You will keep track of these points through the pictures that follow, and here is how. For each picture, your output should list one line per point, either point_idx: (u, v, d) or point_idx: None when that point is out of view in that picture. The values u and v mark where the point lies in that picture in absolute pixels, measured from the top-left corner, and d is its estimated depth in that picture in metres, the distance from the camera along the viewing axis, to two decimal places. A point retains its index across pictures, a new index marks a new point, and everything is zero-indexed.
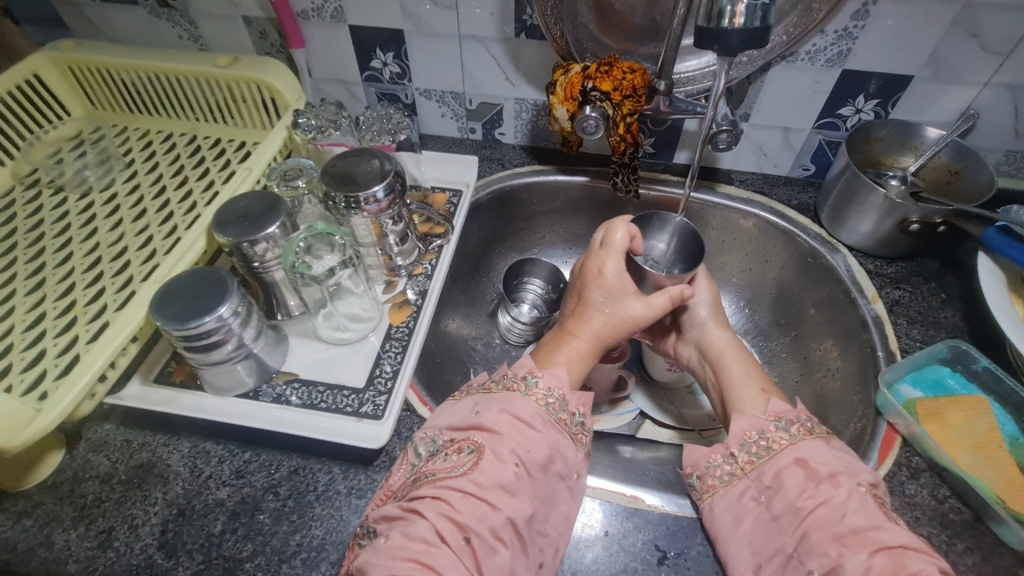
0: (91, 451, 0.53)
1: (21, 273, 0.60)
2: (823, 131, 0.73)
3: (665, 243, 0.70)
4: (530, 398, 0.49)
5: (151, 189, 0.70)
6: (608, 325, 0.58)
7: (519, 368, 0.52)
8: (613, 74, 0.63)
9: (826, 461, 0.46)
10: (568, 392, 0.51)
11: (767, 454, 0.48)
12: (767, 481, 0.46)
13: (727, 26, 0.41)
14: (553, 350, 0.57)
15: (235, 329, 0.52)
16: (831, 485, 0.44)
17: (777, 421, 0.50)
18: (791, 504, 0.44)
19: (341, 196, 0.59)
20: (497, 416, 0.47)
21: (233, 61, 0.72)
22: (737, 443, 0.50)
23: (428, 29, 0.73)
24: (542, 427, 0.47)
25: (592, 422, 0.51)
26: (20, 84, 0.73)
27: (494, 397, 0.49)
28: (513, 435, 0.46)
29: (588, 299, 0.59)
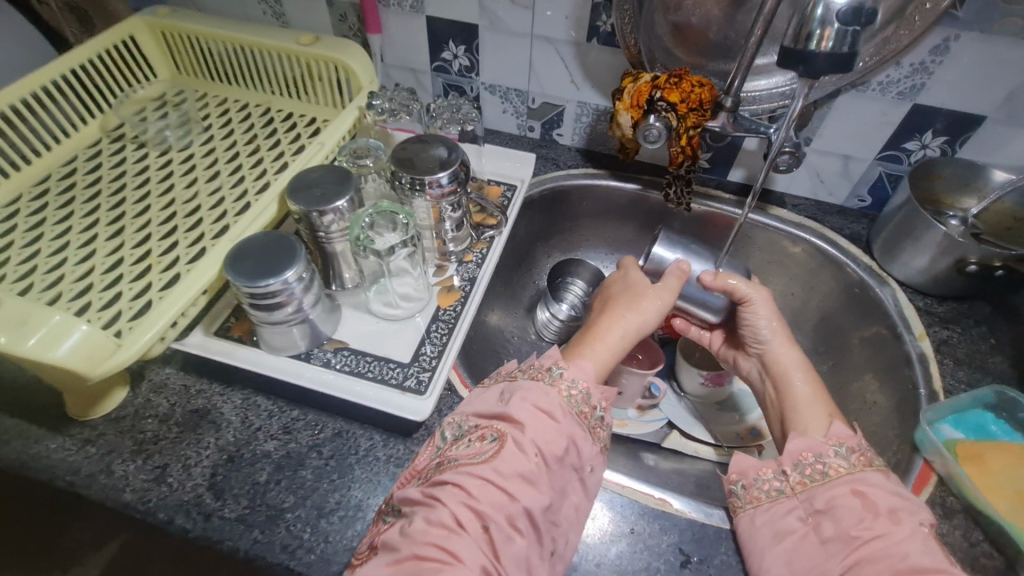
0: (152, 391, 0.57)
1: (104, 219, 0.64)
2: (884, 163, 0.73)
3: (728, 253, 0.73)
4: (553, 388, 0.50)
5: (225, 154, 0.73)
6: (642, 321, 0.60)
7: (547, 358, 0.53)
8: (682, 87, 0.64)
9: (884, 496, 0.46)
10: (591, 386, 0.52)
11: (822, 479, 0.49)
12: (818, 504, 0.48)
13: (814, 49, 0.42)
14: (585, 346, 0.57)
15: (296, 293, 0.55)
16: (890, 520, 0.45)
17: (838, 446, 0.50)
18: (843, 532, 0.45)
19: (408, 176, 0.62)
20: (521, 405, 0.48)
21: (315, 40, 0.75)
22: (791, 462, 0.50)
23: (502, 26, 0.75)
24: (564, 419, 0.48)
25: (611, 417, 0.52)
26: (117, 44, 0.78)
27: (516, 388, 0.50)
28: (536, 425, 0.47)
29: (615, 296, 0.63)
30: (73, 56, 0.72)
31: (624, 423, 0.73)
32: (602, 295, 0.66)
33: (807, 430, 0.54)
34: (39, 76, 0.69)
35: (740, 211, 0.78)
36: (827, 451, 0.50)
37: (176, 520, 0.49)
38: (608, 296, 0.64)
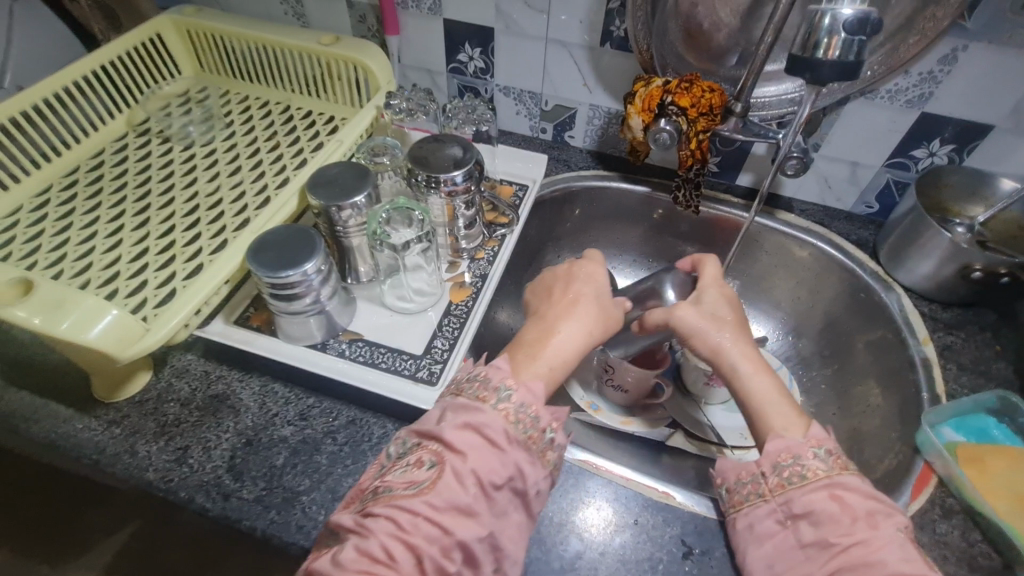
0: (174, 376, 0.59)
1: (130, 211, 0.67)
2: (892, 171, 0.74)
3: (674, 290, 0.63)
4: (498, 412, 0.44)
5: (246, 149, 0.76)
6: (590, 322, 0.55)
7: (493, 376, 0.47)
8: (693, 91, 0.66)
9: (861, 498, 0.43)
10: (541, 407, 0.46)
11: (800, 481, 0.45)
12: (792, 510, 0.45)
13: (821, 57, 0.43)
14: (532, 357, 0.50)
15: (314, 285, 0.57)
16: (868, 525, 0.42)
17: (817, 448, 0.47)
18: (822, 538, 0.42)
19: (424, 174, 0.64)
20: (460, 432, 0.43)
21: (336, 40, 0.77)
22: (771, 464, 0.47)
23: (517, 29, 0.77)
24: (510, 446, 0.43)
25: (566, 439, 0.47)
26: (144, 42, 0.80)
27: (454, 407, 0.45)
28: (478, 452, 0.42)
29: (565, 294, 0.57)
30: (103, 54, 0.75)
31: (630, 421, 0.74)
32: (544, 290, 0.59)
33: (786, 432, 0.49)
34: (71, 72, 0.71)
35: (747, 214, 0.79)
36: (807, 454, 0.46)
37: (197, 499, 0.51)
38: (551, 291, 0.58)
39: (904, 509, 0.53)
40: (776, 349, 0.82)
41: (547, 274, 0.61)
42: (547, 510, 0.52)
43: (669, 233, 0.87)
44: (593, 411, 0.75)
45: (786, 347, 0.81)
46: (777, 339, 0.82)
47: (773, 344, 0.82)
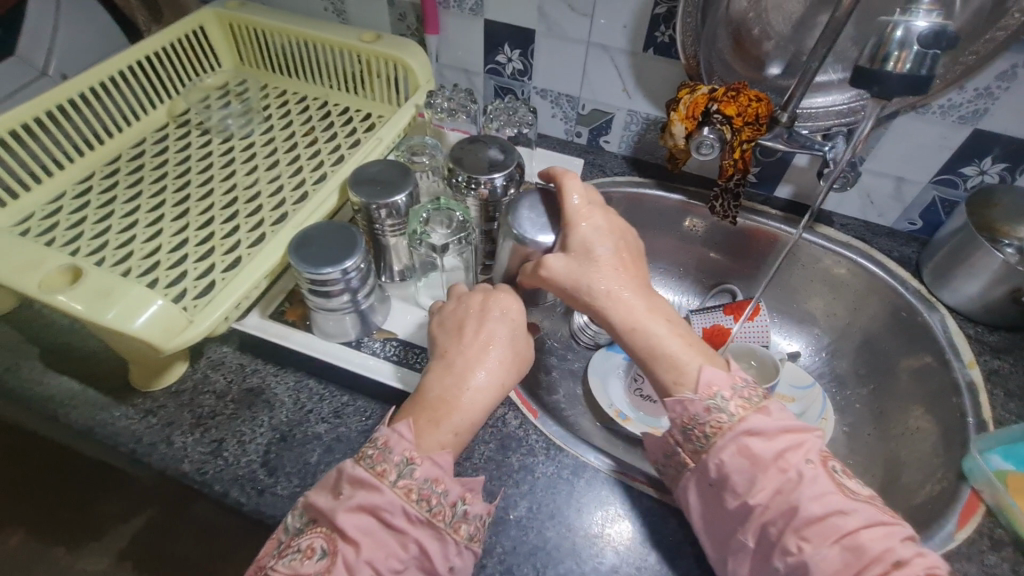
0: (210, 368, 0.59)
1: (170, 201, 0.67)
2: (939, 188, 0.72)
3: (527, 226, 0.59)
4: (397, 492, 0.44)
5: (284, 144, 0.76)
6: (502, 368, 0.52)
7: (394, 446, 0.46)
8: (739, 100, 0.65)
9: (770, 439, 0.46)
10: (448, 481, 0.46)
11: (707, 442, 0.47)
12: (712, 474, 0.46)
13: (890, 70, 0.42)
14: (435, 424, 0.48)
15: (352, 283, 0.56)
16: (778, 469, 0.44)
17: (711, 398, 0.48)
18: (742, 500, 0.45)
19: (464, 174, 0.63)
20: (353, 516, 0.43)
21: (377, 38, 0.77)
22: (681, 430, 0.49)
23: (559, 32, 0.77)
24: (411, 529, 0.43)
25: (479, 506, 0.47)
26: (188, 33, 0.81)
27: (350, 481, 0.44)
28: (374, 536, 0.43)
29: (476, 336, 0.53)
30: (148, 44, 0.75)
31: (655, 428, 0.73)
32: (455, 327, 0.55)
33: (679, 384, 0.50)
34: (117, 61, 0.72)
35: (796, 232, 0.77)
36: (700, 411, 0.48)
37: (232, 493, 0.51)
38: (462, 331, 0.54)
39: (949, 538, 0.51)
40: (809, 365, 0.81)
41: (459, 306, 0.57)
42: (582, 520, 0.51)
43: (703, 242, 0.86)
44: (622, 420, 0.74)
45: (821, 363, 0.80)
46: (812, 354, 0.81)
47: (806, 360, 0.81)
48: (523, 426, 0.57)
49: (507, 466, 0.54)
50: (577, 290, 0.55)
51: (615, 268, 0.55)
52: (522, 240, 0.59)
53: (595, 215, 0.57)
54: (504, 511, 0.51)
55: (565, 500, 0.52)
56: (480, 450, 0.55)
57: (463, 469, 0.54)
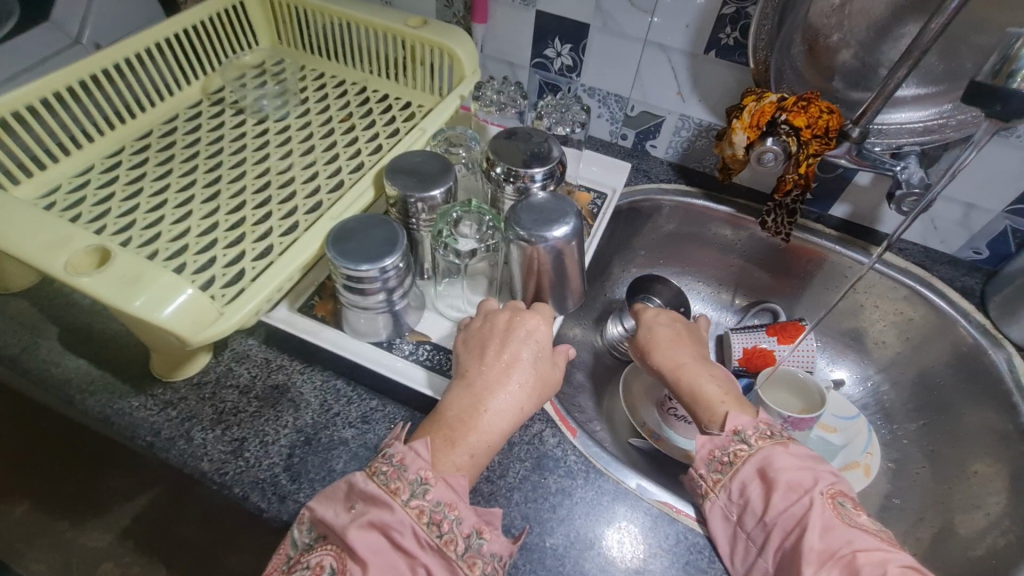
0: (234, 360, 0.56)
1: (200, 182, 0.64)
2: (1012, 218, 0.67)
3: (526, 229, 0.54)
4: (409, 512, 0.41)
5: (320, 129, 0.72)
6: (524, 392, 0.49)
7: (410, 464, 0.43)
8: (810, 111, 0.61)
9: (781, 471, 0.44)
10: (461, 506, 0.42)
11: (730, 469, 0.46)
12: (734, 498, 0.46)
13: (1015, 87, 0.41)
14: (451, 444, 0.45)
15: (388, 283, 0.53)
16: (783, 496, 0.43)
17: (733, 434, 0.48)
18: (754, 519, 0.44)
19: (502, 166, 0.60)
20: (364, 533, 0.40)
21: (423, 24, 0.74)
22: (703, 463, 0.48)
23: (615, 28, 0.73)
24: (420, 553, 0.40)
25: (497, 540, 0.43)
26: (226, 9, 0.78)
27: (364, 497, 0.42)
28: (385, 558, 0.40)
29: (500, 356, 0.50)
30: (184, 18, 0.72)
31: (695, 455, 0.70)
32: (477, 346, 0.51)
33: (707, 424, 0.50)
34: (153, 33, 0.69)
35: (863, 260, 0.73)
36: (724, 443, 0.48)
37: (252, 497, 0.48)
38: (484, 352, 0.50)
39: None
40: (853, 395, 0.76)
41: (483, 325, 0.53)
42: (621, 552, 0.47)
43: (747, 258, 0.82)
44: (655, 439, 0.71)
45: (866, 392, 0.76)
46: (857, 383, 0.77)
47: (850, 389, 0.77)
48: (561, 445, 0.53)
49: (543, 488, 0.51)
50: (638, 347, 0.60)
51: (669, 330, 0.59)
52: (534, 239, 0.54)
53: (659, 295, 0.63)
54: (540, 537, 0.48)
55: (603, 529, 0.49)
56: (515, 469, 0.51)
57: (497, 488, 0.50)
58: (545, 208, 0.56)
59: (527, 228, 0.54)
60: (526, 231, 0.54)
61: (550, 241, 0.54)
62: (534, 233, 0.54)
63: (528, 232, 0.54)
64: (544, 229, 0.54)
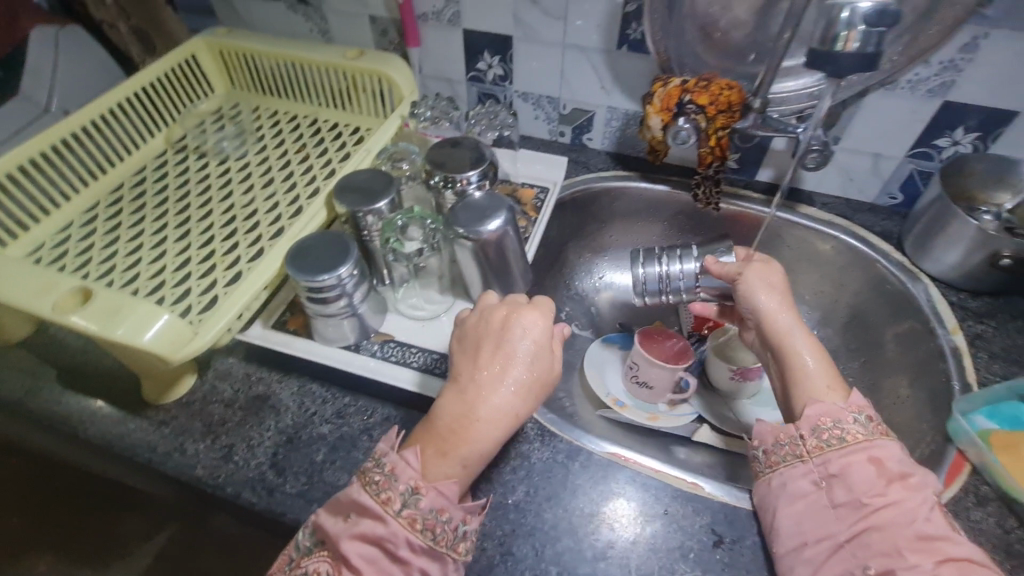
0: (217, 378, 0.62)
1: (172, 223, 0.70)
2: (915, 161, 0.73)
3: (465, 229, 0.60)
4: (400, 522, 0.44)
5: (277, 162, 0.79)
6: (518, 396, 0.50)
7: (400, 474, 0.46)
8: (711, 90, 0.67)
9: (899, 463, 0.49)
10: (451, 507, 0.46)
11: (839, 443, 0.50)
12: (828, 469, 0.50)
13: (840, 49, 0.46)
14: (442, 455, 0.48)
15: (347, 289, 0.59)
16: (900, 488, 0.47)
17: (857, 414, 0.52)
18: (855, 498, 0.48)
19: (440, 175, 0.66)
20: (356, 543, 0.44)
21: (360, 55, 0.81)
22: (809, 427, 0.52)
23: (535, 37, 0.79)
24: (414, 557, 0.44)
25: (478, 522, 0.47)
26: (180, 63, 0.85)
27: (358, 508, 0.45)
28: (379, 567, 0.43)
29: (494, 358, 0.51)
30: (142, 77, 0.79)
31: (657, 416, 0.77)
32: (472, 346, 0.53)
33: (826, 398, 0.54)
34: (114, 94, 0.75)
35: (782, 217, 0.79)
36: (846, 418, 0.52)
37: (244, 494, 0.53)
38: (479, 352, 0.52)
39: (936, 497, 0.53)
40: None
41: (480, 323, 0.54)
42: (578, 502, 0.53)
43: (690, 231, 0.88)
44: (619, 406, 0.78)
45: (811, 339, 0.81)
46: None
47: None
48: None
49: (504, 454, 0.56)
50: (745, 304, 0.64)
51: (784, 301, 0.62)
52: (473, 235, 0.60)
53: (772, 263, 0.66)
54: (503, 496, 0.53)
55: (560, 483, 0.54)
56: None
57: None
58: (479, 207, 0.62)
59: (466, 228, 0.60)
60: (465, 230, 0.60)
61: (485, 235, 0.60)
62: (473, 231, 0.60)
63: (467, 229, 0.60)
64: (479, 226, 0.60)
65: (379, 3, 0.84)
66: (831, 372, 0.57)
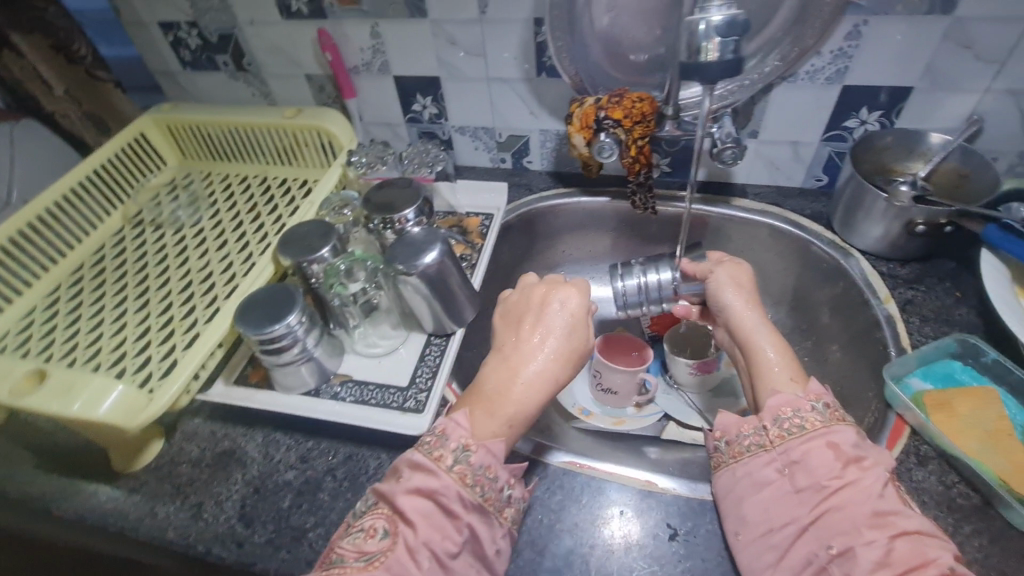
0: (184, 440, 0.64)
1: (132, 295, 0.73)
2: (831, 143, 0.77)
3: (404, 266, 0.63)
4: (453, 477, 0.48)
5: (231, 224, 0.82)
6: (556, 363, 0.56)
7: (451, 434, 0.50)
8: (624, 104, 0.71)
9: (855, 445, 0.49)
10: (498, 468, 0.50)
11: (799, 431, 0.51)
12: (792, 457, 0.50)
13: (705, 60, 0.51)
14: (489, 414, 0.53)
15: (299, 336, 0.62)
16: (858, 468, 0.48)
17: (816, 402, 0.53)
18: (815, 481, 0.48)
19: (378, 218, 0.69)
20: (412, 498, 0.47)
21: (298, 113, 0.86)
22: (771, 417, 0.53)
23: (460, 74, 0.84)
24: (465, 515, 0.47)
25: (521, 489, 0.52)
26: (129, 142, 0.89)
27: (412, 466, 0.49)
28: (433, 521, 0.46)
29: (535, 328, 0.57)
30: (94, 159, 0.83)
31: (623, 420, 0.79)
32: (515, 319, 0.59)
33: (785, 389, 0.55)
34: (67, 180, 0.79)
35: (718, 212, 0.82)
36: (807, 405, 0.52)
37: (214, 549, 0.55)
38: (520, 324, 0.58)
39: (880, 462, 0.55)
40: None
41: (521, 301, 0.60)
42: (535, 515, 0.55)
43: (637, 236, 0.91)
44: (585, 415, 0.80)
45: None
46: None
47: None
48: None
49: None
50: (714, 300, 0.67)
51: (752, 287, 0.67)
52: (412, 270, 0.63)
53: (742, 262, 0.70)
54: None
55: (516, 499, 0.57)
56: None
57: None
58: (415, 245, 0.65)
59: (405, 265, 0.63)
60: (406, 267, 0.63)
61: (422, 268, 0.63)
62: (411, 267, 0.63)
63: (406, 266, 0.63)
64: (415, 262, 0.63)
65: (311, 61, 0.89)
66: (792, 364, 0.58)
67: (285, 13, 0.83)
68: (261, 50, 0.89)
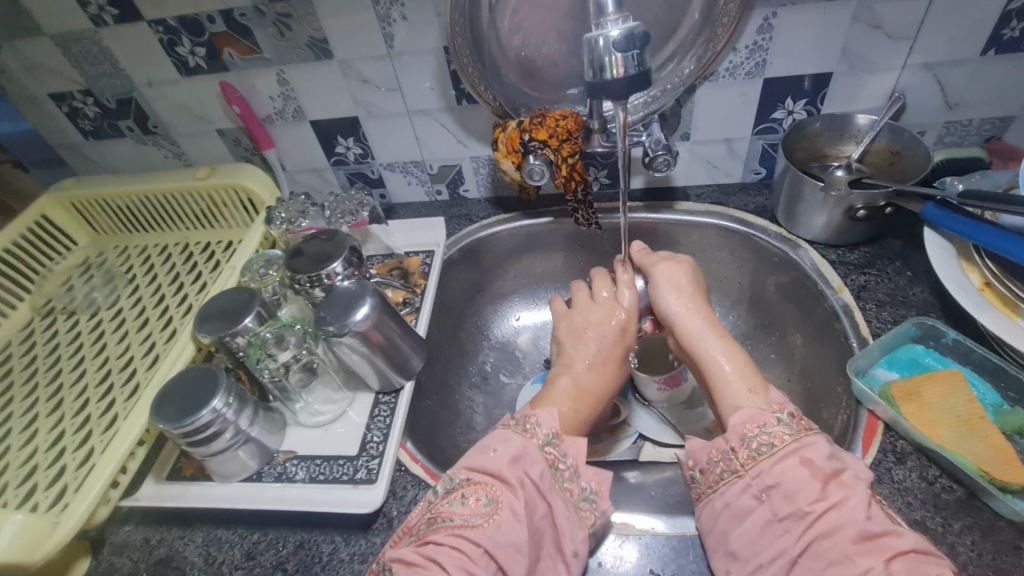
0: (114, 553, 0.57)
1: (43, 395, 0.66)
2: (762, 136, 0.76)
3: (334, 324, 0.58)
4: (545, 455, 0.51)
5: (151, 299, 0.76)
6: (617, 372, 0.63)
7: (542, 421, 0.53)
8: (547, 124, 0.67)
9: (828, 457, 0.45)
10: (581, 464, 0.52)
11: (769, 450, 0.47)
12: (764, 480, 0.46)
13: (612, 76, 0.51)
14: (569, 411, 0.58)
15: (229, 418, 0.56)
16: (839, 484, 0.44)
17: (779, 413, 0.49)
18: (797, 507, 0.44)
19: (303, 277, 0.64)
20: (513, 469, 0.49)
21: (211, 172, 0.81)
22: (738, 437, 0.49)
23: (379, 111, 0.80)
24: (552, 493, 0.49)
25: (607, 501, 0.51)
26: (30, 226, 0.82)
27: (507, 442, 0.51)
28: (528, 489, 0.48)
29: (600, 340, 0.64)
30: None
31: (597, 449, 0.74)
32: (578, 332, 0.65)
33: (748, 402, 0.52)
34: None
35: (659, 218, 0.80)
36: (770, 420, 0.49)
37: None
38: (585, 337, 0.64)
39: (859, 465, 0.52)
40: None
41: (582, 320, 0.66)
42: None
43: (587, 253, 0.88)
44: None
45: (725, 325, 0.82)
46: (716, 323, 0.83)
47: None
48: None
49: None
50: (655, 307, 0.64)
51: (695, 288, 0.63)
52: (345, 330, 0.58)
53: (684, 262, 0.66)
54: None
55: None
56: None
57: None
58: (348, 300, 0.60)
59: (336, 323, 0.58)
60: (336, 326, 0.58)
61: (356, 325, 0.58)
62: (343, 325, 0.58)
63: (336, 325, 0.58)
64: (347, 322, 0.58)
65: (221, 116, 0.84)
66: (751, 373, 0.55)
67: (183, 69, 0.78)
68: (166, 111, 0.84)
